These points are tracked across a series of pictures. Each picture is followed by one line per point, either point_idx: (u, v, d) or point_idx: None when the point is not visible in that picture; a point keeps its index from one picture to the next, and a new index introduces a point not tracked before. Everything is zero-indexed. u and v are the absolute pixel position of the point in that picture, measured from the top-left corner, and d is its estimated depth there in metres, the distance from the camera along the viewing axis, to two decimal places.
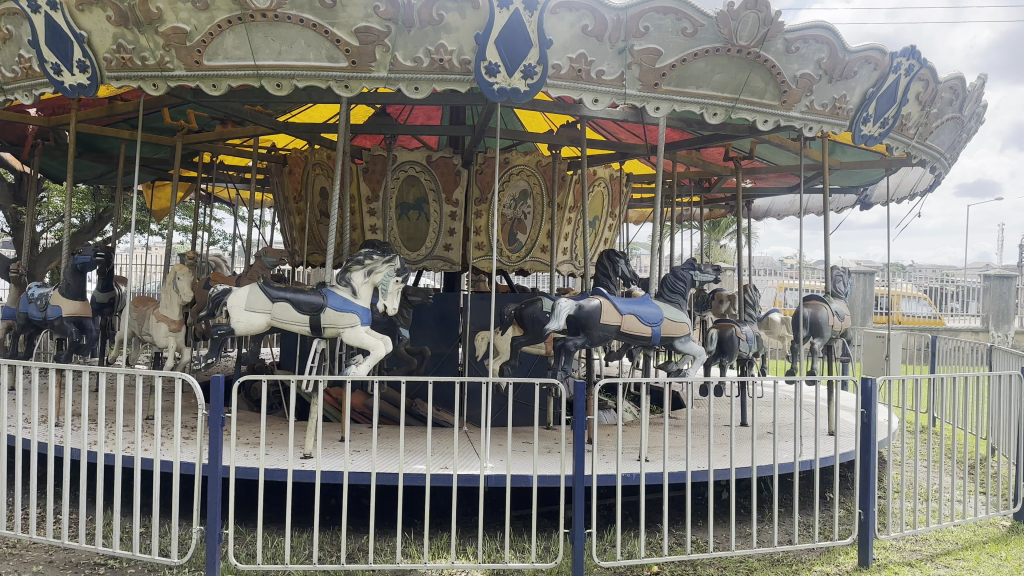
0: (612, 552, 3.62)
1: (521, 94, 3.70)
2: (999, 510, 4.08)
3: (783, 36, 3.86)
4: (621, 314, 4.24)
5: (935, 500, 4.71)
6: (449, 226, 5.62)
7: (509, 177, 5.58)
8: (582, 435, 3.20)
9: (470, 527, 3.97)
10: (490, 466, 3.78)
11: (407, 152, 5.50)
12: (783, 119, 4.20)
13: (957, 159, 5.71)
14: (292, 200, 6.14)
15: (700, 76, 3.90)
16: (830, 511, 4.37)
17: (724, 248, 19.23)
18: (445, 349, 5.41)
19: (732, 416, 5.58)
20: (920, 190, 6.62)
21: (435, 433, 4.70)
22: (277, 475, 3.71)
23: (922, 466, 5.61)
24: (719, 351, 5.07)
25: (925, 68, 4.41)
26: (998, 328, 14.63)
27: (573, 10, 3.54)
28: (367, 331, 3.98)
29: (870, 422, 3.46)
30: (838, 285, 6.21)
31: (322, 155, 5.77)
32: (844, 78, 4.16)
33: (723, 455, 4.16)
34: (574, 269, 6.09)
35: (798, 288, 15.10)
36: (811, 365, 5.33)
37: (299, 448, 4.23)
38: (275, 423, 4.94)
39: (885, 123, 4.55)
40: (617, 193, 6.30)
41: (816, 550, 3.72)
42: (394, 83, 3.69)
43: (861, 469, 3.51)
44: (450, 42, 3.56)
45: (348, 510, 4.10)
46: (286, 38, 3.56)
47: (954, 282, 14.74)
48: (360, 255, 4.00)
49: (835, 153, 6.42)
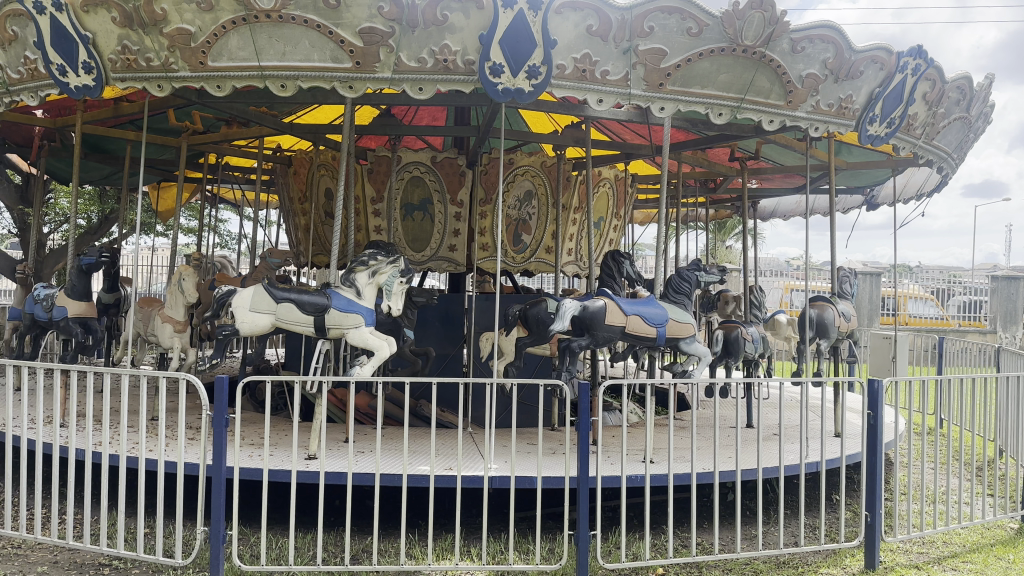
0: (617, 553, 3.60)
1: (525, 94, 3.69)
2: (1006, 512, 4.05)
3: (789, 35, 3.84)
4: (626, 315, 4.23)
5: (943, 502, 4.69)
6: (454, 227, 5.61)
7: (514, 178, 5.57)
8: (587, 435, 3.19)
9: (474, 528, 3.96)
10: (494, 467, 3.77)
11: (412, 153, 5.49)
12: (788, 119, 4.18)
13: (964, 159, 5.68)
14: (296, 200, 6.14)
15: (705, 76, 3.88)
16: (836, 513, 4.35)
17: (729, 248, 19.19)
18: (449, 350, 5.40)
19: (738, 417, 5.56)
20: (927, 191, 6.60)
21: (439, 434, 4.69)
22: (281, 476, 3.71)
23: (929, 468, 5.59)
24: (725, 352, 5.05)
25: (932, 68, 4.39)
26: (1007, 329, 14.57)
27: (578, 10, 3.53)
28: (371, 332, 3.98)
29: (876, 424, 3.44)
30: (844, 286, 6.19)
31: (327, 155, 5.78)
32: (850, 78, 4.15)
33: (729, 456, 4.15)
34: (579, 269, 6.08)
35: (804, 289, 15.06)
36: (817, 366, 5.31)
37: (303, 449, 4.23)
38: (279, 424, 4.94)
39: (891, 123, 4.53)
40: (622, 194, 6.28)
41: (822, 553, 3.70)
42: (398, 84, 3.68)
43: (867, 471, 3.49)
44: (455, 42, 3.56)
45: (352, 511, 4.10)
46: (290, 38, 3.56)
47: (961, 283, 14.64)
48: (365, 255, 3.99)
49: (841, 153, 6.39)
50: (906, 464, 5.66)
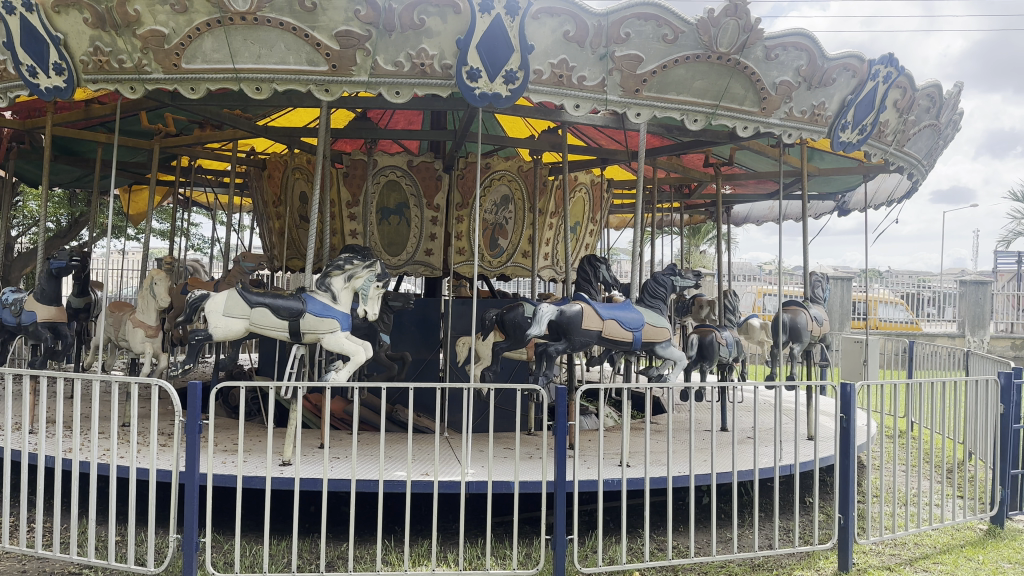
0: (593, 558, 3.61)
1: (502, 99, 3.70)
2: (976, 514, 4.12)
3: (763, 43, 3.89)
4: (603, 319, 4.24)
5: (914, 504, 4.76)
6: (430, 231, 5.61)
7: (490, 182, 5.58)
8: (563, 439, 3.20)
9: (450, 534, 3.95)
10: (471, 472, 3.76)
11: (388, 156, 5.46)
12: (762, 126, 4.23)
13: (934, 166, 5.77)
14: (270, 204, 6.09)
15: (680, 82, 3.90)
16: (810, 515, 4.40)
17: (703, 253, 19.40)
18: (425, 354, 5.38)
19: (713, 420, 5.60)
20: (897, 197, 6.69)
21: (415, 439, 4.68)
22: (255, 482, 3.68)
23: (900, 471, 5.69)
24: (700, 356, 5.08)
25: (902, 75, 4.46)
26: (975, 333, 14.77)
27: (554, 15, 3.55)
28: (347, 337, 3.96)
29: (849, 427, 3.48)
30: (816, 291, 6.25)
31: (301, 159, 5.75)
32: (822, 85, 4.20)
33: (703, 459, 4.18)
34: (555, 273, 6.10)
35: (776, 293, 15.23)
36: (790, 370, 5.36)
37: (277, 455, 4.18)
38: (253, 430, 4.90)
39: (863, 130, 4.58)
40: (598, 199, 6.31)
41: (796, 555, 3.73)
42: (374, 87, 3.67)
43: (840, 474, 3.52)
44: (431, 46, 3.55)
45: (328, 518, 4.07)
46: (266, 41, 3.53)
47: (930, 287, 15.00)
48: (340, 260, 3.96)
49: (813, 160, 6.46)
50: (878, 467, 5.78)
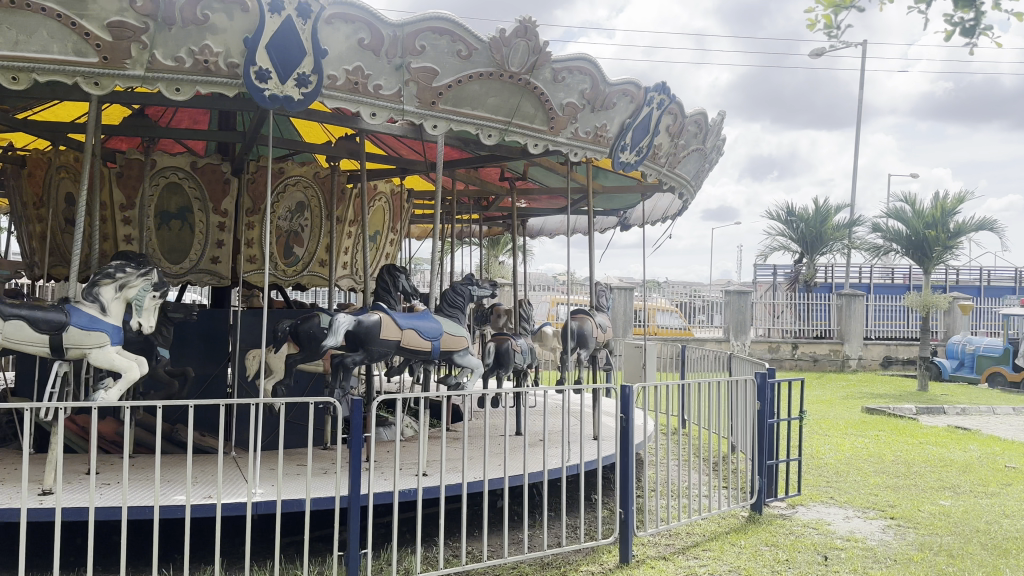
0: (388, 570, 3.59)
1: (295, 103, 3.57)
2: (738, 502, 4.57)
3: (552, 65, 4.10)
4: (400, 329, 4.23)
5: (687, 496, 5.21)
6: (217, 238, 5.31)
7: (284, 189, 5.38)
8: (358, 451, 3.15)
9: (236, 558, 3.75)
10: (259, 491, 3.60)
11: (170, 157, 5.12)
12: (551, 144, 4.43)
13: (701, 187, 6.36)
14: (29, 205, 5.46)
15: (474, 98, 4.01)
16: (594, 512, 4.66)
17: (501, 264, 20.06)
18: (212, 369, 5.08)
19: (507, 426, 5.77)
20: (671, 214, 7.32)
21: (199, 459, 4.39)
22: (5, 516, 3.27)
23: (674, 465, 6.21)
24: (496, 363, 5.21)
25: (673, 103, 4.88)
26: (738, 337, 16.27)
27: (349, 22, 3.52)
28: (118, 352, 3.64)
29: (628, 426, 3.74)
30: (602, 300, 6.65)
31: (66, 156, 5.21)
32: (605, 108, 4.50)
33: (497, 464, 4.29)
34: (353, 283, 6.01)
35: (568, 303, 16.10)
36: (577, 375, 5.66)
37: (33, 484, 3.75)
38: (4, 458, 4.36)
39: (640, 152, 4.95)
40: (397, 208, 6.30)
41: (582, 551, 3.93)
42: (152, 83, 3.41)
43: (621, 472, 3.76)
44: (217, 44, 3.37)
45: (94, 551, 3.71)
46: (22, 25, 3.18)
47: (701, 296, 16.60)
48: (111, 267, 3.64)
49: (599, 177, 6.89)
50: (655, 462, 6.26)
